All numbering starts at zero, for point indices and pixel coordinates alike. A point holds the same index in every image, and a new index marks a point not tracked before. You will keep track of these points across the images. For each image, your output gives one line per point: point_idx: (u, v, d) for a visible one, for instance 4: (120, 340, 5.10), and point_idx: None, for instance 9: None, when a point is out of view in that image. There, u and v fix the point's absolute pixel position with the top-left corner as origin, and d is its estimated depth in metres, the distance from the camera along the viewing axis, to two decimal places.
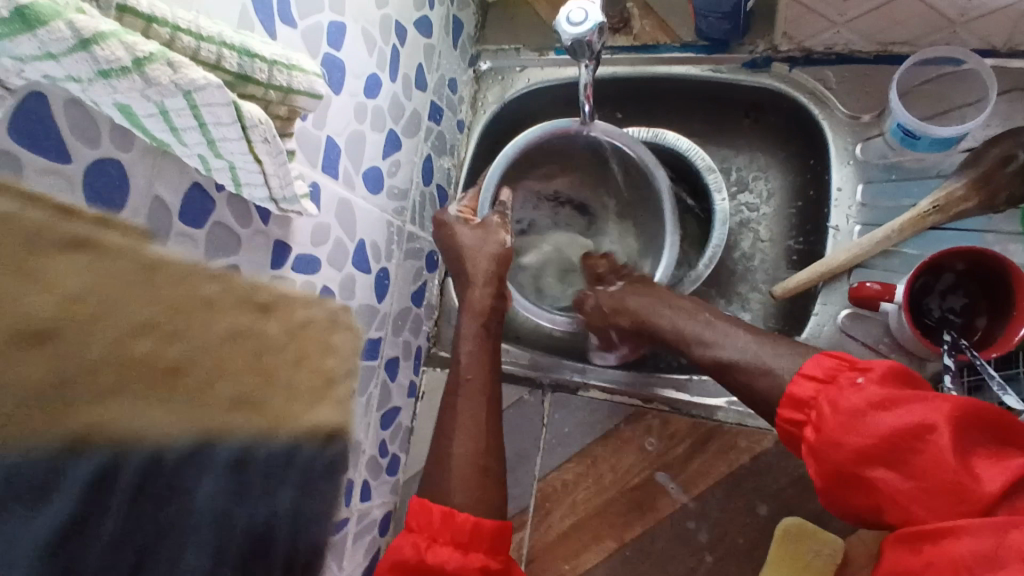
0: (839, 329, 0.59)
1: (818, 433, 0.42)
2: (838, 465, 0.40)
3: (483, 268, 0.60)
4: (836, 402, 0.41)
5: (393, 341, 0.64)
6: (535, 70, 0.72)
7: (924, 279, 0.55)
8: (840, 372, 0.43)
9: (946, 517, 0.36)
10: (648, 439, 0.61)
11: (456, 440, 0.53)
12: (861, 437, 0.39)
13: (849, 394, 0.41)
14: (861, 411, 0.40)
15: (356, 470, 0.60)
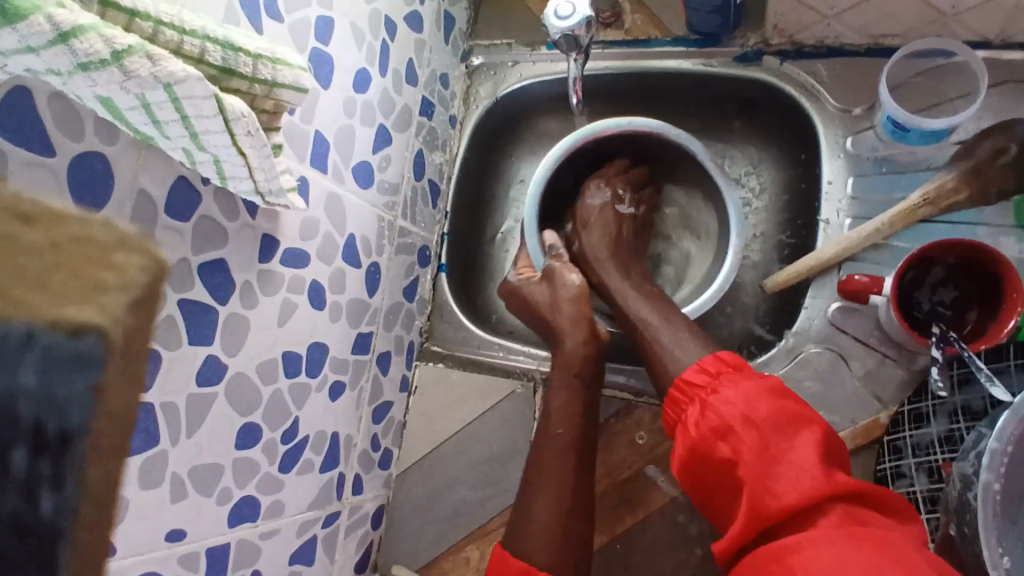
0: (829, 322, 0.59)
1: (703, 408, 0.46)
2: (723, 421, 0.44)
3: (566, 317, 0.60)
4: (715, 392, 0.46)
5: (385, 336, 0.64)
6: (528, 65, 0.73)
7: (915, 272, 0.55)
8: (738, 364, 0.48)
9: (789, 493, 0.40)
10: (639, 432, 0.61)
11: (538, 496, 0.52)
12: (736, 418, 0.44)
13: (733, 388, 0.45)
14: (739, 398, 0.44)
15: (347, 464, 0.60)
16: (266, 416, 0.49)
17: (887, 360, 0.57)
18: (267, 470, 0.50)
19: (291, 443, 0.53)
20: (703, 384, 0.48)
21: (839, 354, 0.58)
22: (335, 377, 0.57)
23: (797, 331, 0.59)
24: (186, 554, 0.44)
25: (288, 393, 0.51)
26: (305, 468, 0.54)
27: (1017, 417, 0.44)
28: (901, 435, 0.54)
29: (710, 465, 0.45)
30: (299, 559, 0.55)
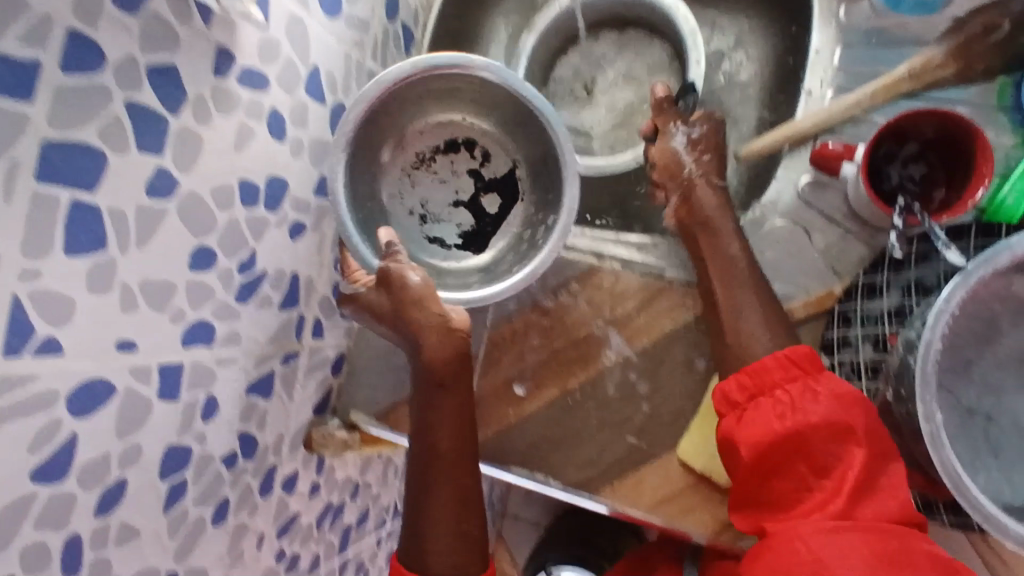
0: (799, 196, 0.59)
1: (785, 406, 0.48)
2: (824, 420, 0.47)
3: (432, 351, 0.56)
4: (818, 391, 0.49)
5: (350, 183, 0.63)
6: (492, 137, 0.73)
7: (889, 147, 0.55)
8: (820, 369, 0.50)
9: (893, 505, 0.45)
10: (598, 294, 0.62)
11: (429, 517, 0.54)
12: (818, 423, 0.47)
13: (834, 384, 0.48)
14: (844, 411, 0.47)
15: (307, 306, 0.60)
16: (222, 242, 0.49)
17: (849, 235, 0.57)
18: (223, 297, 0.50)
19: (249, 275, 0.52)
20: (777, 381, 0.50)
21: (803, 227, 0.58)
22: (296, 216, 0.56)
23: (766, 203, 0.59)
24: (139, 366, 0.44)
25: (246, 223, 0.50)
26: (263, 303, 0.54)
27: (967, 285, 0.43)
28: (851, 305, 0.55)
29: (782, 464, 0.48)
30: (256, 390, 0.56)
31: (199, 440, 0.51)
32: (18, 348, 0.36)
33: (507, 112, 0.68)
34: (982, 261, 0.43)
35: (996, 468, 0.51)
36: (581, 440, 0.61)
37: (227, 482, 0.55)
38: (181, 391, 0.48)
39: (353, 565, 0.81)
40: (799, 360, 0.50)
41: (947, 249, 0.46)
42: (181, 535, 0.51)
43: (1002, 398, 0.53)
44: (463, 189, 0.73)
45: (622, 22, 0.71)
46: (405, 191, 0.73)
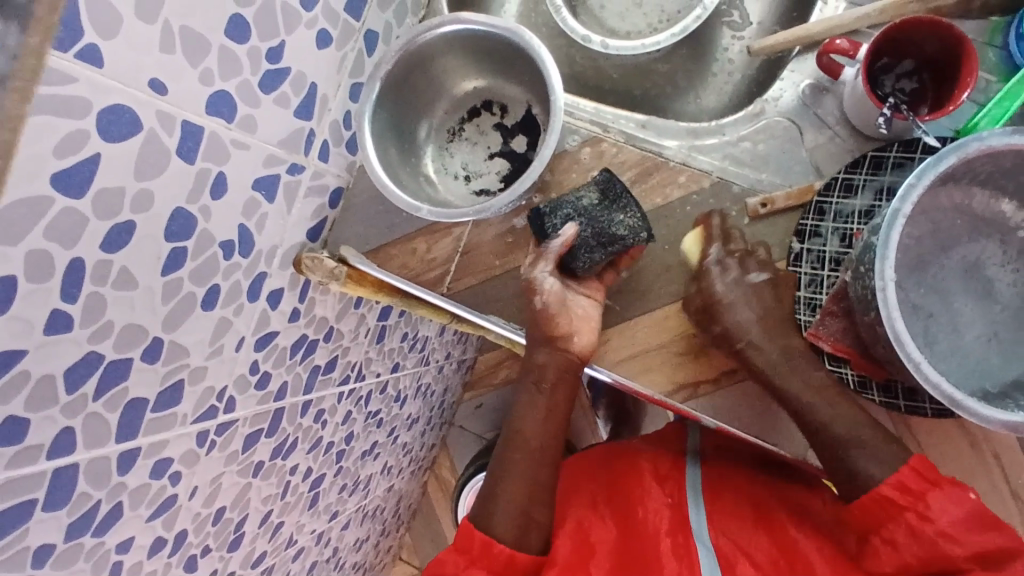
0: (799, 98, 0.63)
1: (887, 540, 0.52)
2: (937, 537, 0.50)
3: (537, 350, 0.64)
4: (926, 516, 0.50)
5: (377, 15, 0.64)
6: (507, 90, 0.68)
7: (888, 60, 0.59)
8: (940, 481, 0.51)
9: None
10: (596, 165, 0.65)
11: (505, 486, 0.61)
12: (927, 553, 0.50)
13: (944, 510, 0.50)
14: (957, 529, 0.49)
15: (319, 124, 0.62)
16: (257, 21, 0.50)
17: (836, 138, 0.62)
18: (248, 78, 0.52)
19: (275, 66, 0.54)
20: (882, 514, 0.53)
21: (796, 126, 0.63)
22: (325, 25, 0.58)
23: (769, 100, 0.64)
24: (165, 112, 0.46)
25: (280, 11, 0.52)
26: (281, 100, 0.56)
27: (938, 166, 0.49)
28: (829, 199, 0.59)
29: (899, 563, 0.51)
30: (262, 189, 0.58)
31: (204, 216, 0.53)
32: (67, 44, 0.38)
33: (495, 62, 0.64)
34: (955, 146, 0.49)
35: (932, 356, 0.57)
36: None
37: (220, 270, 0.57)
38: (197, 156, 0.50)
39: (314, 410, 0.82)
40: (905, 484, 0.52)
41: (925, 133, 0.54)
42: (173, 303, 0.53)
43: (947, 300, 0.59)
44: (494, 146, 0.68)
45: None
46: (446, 161, 0.68)
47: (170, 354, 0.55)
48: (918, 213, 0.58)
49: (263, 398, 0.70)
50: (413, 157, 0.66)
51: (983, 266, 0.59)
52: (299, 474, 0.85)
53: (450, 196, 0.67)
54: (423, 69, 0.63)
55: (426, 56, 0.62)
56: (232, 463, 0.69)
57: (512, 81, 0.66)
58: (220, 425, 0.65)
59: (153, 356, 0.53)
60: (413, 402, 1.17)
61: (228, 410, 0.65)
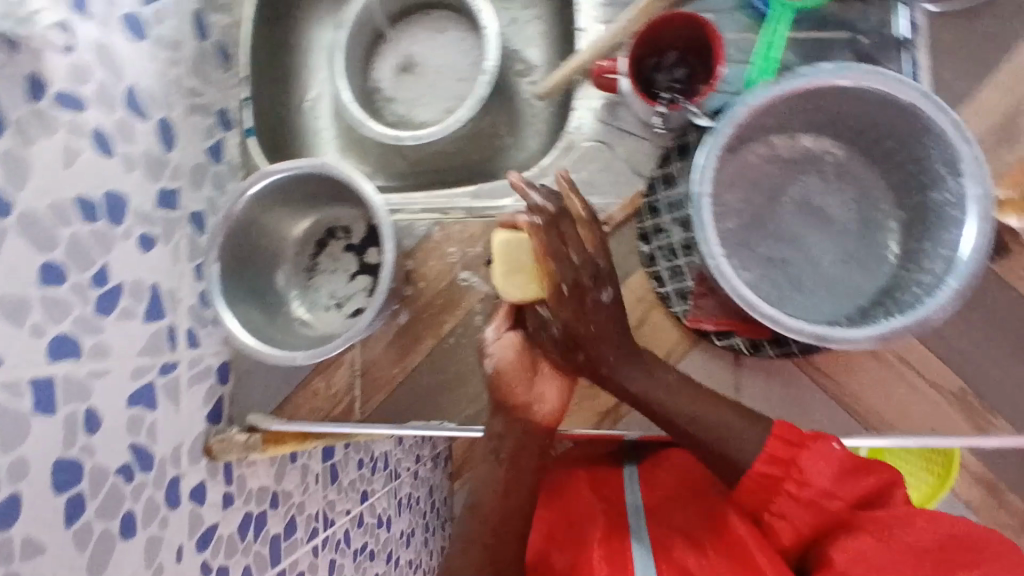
0: (599, 119, 0.67)
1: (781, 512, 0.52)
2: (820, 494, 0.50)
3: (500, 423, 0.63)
4: (804, 481, 0.51)
5: (193, 195, 0.66)
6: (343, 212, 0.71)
7: (654, 59, 0.64)
8: (801, 448, 0.51)
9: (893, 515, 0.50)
10: (449, 246, 0.68)
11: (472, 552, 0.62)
12: (817, 513, 0.51)
13: (817, 470, 0.50)
14: (832, 485, 0.50)
15: (175, 317, 0.63)
16: (69, 257, 0.52)
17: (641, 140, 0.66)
18: (82, 311, 0.53)
19: (105, 288, 0.55)
20: (766, 487, 0.52)
21: (604, 143, 0.67)
22: (142, 229, 0.59)
23: (572, 132, 0.67)
24: (7, 381, 0.46)
25: (90, 237, 0.54)
26: (126, 315, 0.57)
27: (718, 141, 0.53)
28: (656, 196, 0.63)
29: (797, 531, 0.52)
30: (139, 401, 0.58)
31: (88, 454, 0.52)
32: None
33: (320, 195, 0.67)
34: (726, 118, 0.53)
35: (804, 295, 0.60)
36: (463, 375, 0.67)
37: (128, 495, 0.56)
38: (56, 404, 0.50)
39: None
40: (778, 452, 0.52)
41: (697, 116, 0.58)
42: (91, 549, 0.52)
43: (797, 242, 0.61)
44: (351, 266, 0.70)
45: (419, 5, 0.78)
46: (313, 298, 0.70)
47: None
48: (736, 177, 0.62)
49: None
50: (277, 307, 0.67)
51: (813, 200, 0.62)
52: None
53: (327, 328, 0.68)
54: (256, 225, 0.65)
55: (253, 214, 0.63)
56: None
57: (344, 204, 0.69)
58: None
59: None
60: (400, 518, 1.15)
61: None
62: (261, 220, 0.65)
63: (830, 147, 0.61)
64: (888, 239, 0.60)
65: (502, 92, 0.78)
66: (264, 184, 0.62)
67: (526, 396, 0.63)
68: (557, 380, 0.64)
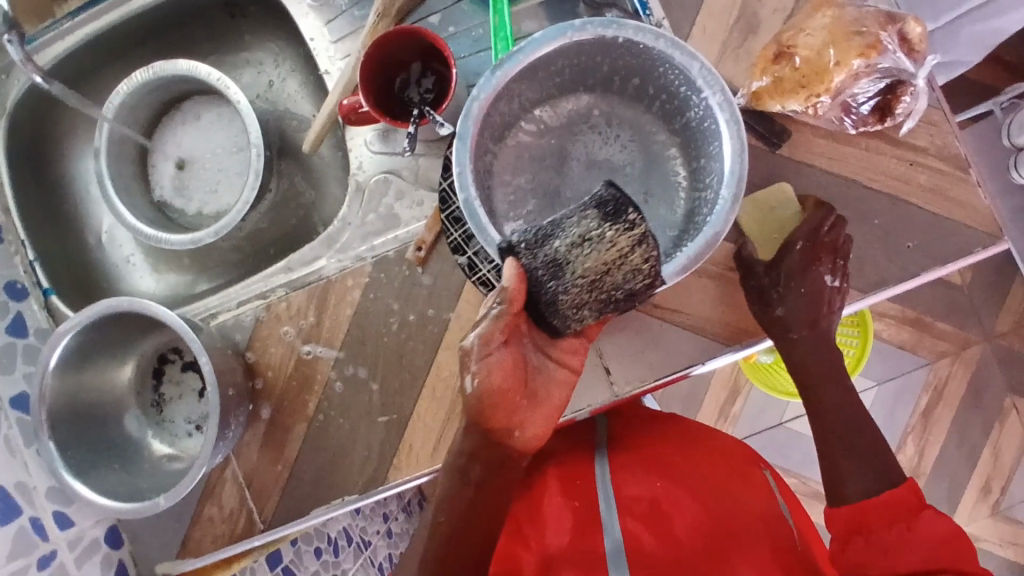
0: (375, 152, 0.68)
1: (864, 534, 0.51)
2: (878, 513, 0.52)
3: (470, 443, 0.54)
4: (911, 526, 0.49)
5: (8, 380, 0.63)
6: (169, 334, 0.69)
7: (400, 77, 0.63)
8: (911, 504, 0.51)
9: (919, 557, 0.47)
10: (283, 326, 0.66)
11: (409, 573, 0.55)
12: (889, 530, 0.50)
13: (929, 521, 0.49)
14: (928, 538, 0.48)
15: (33, 507, 0.61)
16: None
17: (421, 157, 0.67)
18: None
19: None
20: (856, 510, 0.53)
21: (389, 172, 0.67)
22: None
23: (356, 173, 0.68)
24: None
25: None
26: None
27: (464, 144, 0.53)
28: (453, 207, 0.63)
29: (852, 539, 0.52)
30: None
31: None
32: None
33: (133, 330, 0.64)
34: (463, 120, 0.53)
35: None
36: (347, 446, 0.65)
37: None
38: None
39: None
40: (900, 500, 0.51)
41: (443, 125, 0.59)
42: None
43: None
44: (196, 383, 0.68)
45: (171, 102, 0.76)
46: (170, 430, 0.68)
47: None
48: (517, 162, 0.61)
49: None
50: (135, 455, 0.65)
51: (596, 157, 0.62)
52: None
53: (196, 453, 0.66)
54: (81, 386, 0.62)
55: (69, 379, 0.61)
56: None
57: (163, 328, 0.67)
58: None
59: None
60: None
61: None
62: (81, 381, 0.62)
63: (591, 103, 0.62)
64: (675, 167, 0.61)
65: (290, 155, 0.77)
66: (65, 348, 0.59)
67: (507, 422, 0.53)
68: (546, 406, 0.55)
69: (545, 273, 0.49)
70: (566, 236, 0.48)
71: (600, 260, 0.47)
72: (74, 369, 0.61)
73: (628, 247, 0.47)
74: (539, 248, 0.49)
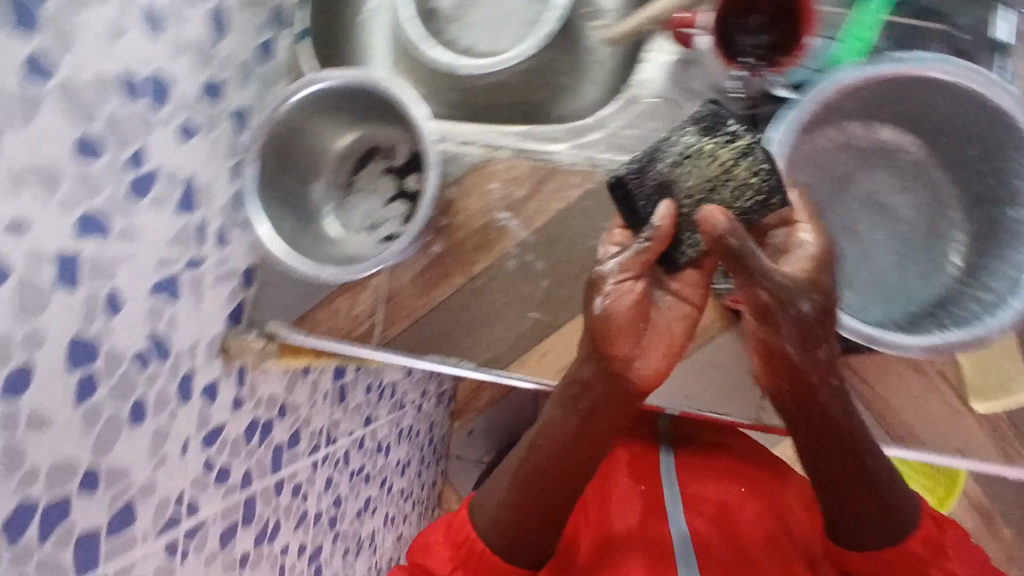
0: (666, 74, 0.64)
1: None
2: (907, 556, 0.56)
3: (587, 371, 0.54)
4: None
5: (240, 91, 0.64)
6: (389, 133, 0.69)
7: (736, 19, 0.58)
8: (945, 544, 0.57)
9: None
10: (492, 183, 0.66)
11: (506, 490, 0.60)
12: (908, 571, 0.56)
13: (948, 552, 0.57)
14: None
15: (207, 212, 0.62)
16: (107, 135, 0.50)
17: (711, 104, 0.62)
18: (114, 193, 0.51)
19: (142, 171, 0.54)
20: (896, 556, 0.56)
21: (669, 101, 0.64)
22: (185, 117, 0.57)
23: (638, 83, 0.65)
24: (32, 250, 0.45)
25: (130, 117, 0.51)
26: (158, 203, 0.56)
27: (801, 115, 0.52)
28: None
29: None
30: (164, 291, 0.58)
31: (105, 335, 0.52)
32: None
33: (368, 111, 0.65)
34: (813, 94, 0.52)
35: (850, 292, 0.57)
36: (489, 319, 0.66)
37: (141, 382, 0.57)
38: (80, 281, 0.49)
39: (289, 486, 0.82)
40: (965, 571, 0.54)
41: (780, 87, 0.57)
42: (98, 430, 0.53)
43: (850, 236, 0.59)
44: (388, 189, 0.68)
45: None
46: (345, 218, 0.69)
47: (109, 478, 0.54)
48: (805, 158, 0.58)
49: (228, 491, 0.70)
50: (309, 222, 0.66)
51: (880, 197, 0.60)
52: (291, 552, 0.84)
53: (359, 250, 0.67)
54: (300, 134, 0.64)
55: (298, 121, 0.62)
56: (213, 562, 0.69)
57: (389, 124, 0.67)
58: (188, 529, 0.64)
59: (93, 485, 0.53)
60: (397, 447, 1.16)
61: (191, 513, 0.65)
62: (304, 129, 0.64)
63: (908, 143, 0.59)
64: (950, 250, 0.57)
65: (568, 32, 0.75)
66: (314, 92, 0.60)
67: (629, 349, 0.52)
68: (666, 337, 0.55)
69: (651, 196, 0.54)
70: (670, 156, 0.54)
71: (703, 174, 0.53)
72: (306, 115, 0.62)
73: (731, 159, 0.52)
74: (647, 174, 0.55)
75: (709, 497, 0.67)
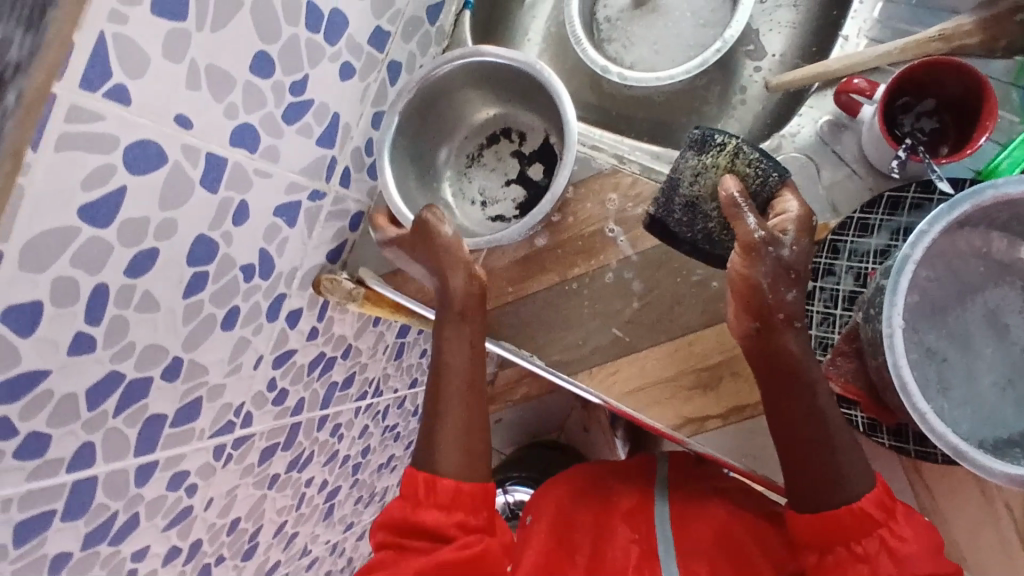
0: (817, 134, 0.63)
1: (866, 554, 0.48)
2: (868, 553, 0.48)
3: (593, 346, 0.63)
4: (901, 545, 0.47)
5: (401, 45, 0.66)
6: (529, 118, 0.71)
7: (908, 99, 0.58)
8: (871, 539, 0.48)
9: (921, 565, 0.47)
10: (611, 195, 0.66)
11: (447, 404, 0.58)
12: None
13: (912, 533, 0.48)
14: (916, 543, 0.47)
15: (340, 151, 0.64)
16: (281, 56, 0.52)
17: (855, 175, 0.61)
18: (271, 112, 0.54)
19: (298, 98, 0.56)
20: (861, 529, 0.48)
21: (813, 161, 0.63)
22: (348, 57, 0.59)
23: (787, 136, 0.64)
24: (189, 145, 0.47)
25: (304, 45, 0.54)
26: (303, 131, 0.58)
27: (952, 212, 0.48)
28: (843, 238, 0.59)
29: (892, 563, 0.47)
30: (283, 214, 0.60)
31: (225, 241, 0.55)
32: (96, 82, 0.39)
33: (517, 92, 0.68)
34: (970, 193, 0.48)
35: (947, 403, 0.54)
36: (569, 324, 0.66)
37: (241, 292, 0.59)
38: (220, 185, 0.52)
39: (331, 425, 0.84)
40: (879, 506, 0.49)
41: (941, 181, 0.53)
42: (194, 325, 0.55)
43: (965, 345, 0.56)
44: (509, 171, 0.71)
45: None
46: (464, 186, 0.72)
47: (189, 373, 0.57)
48: (938, 257, 0.56)
49: (280, 414, 0.73)
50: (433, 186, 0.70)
51: (1002, 314, 0.56)
52: (314, 486, 0.87)
53: (467, 220, 0.71)
54: (453, 95, 0.67)
55: (450, 83, 0.65)
56: (248, 475, 0.71)
57: (531, 109, 0.69)
58: (237, 439, 0.67)
59: (173, 375, 0.56)
60: None
61: (245, 425, 0.68)
62: (454, 93, 0.67)
63: None
64: None
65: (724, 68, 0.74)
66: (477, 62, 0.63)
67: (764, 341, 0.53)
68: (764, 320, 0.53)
69: (685, 214, 0.59)
70: (683, 180, 0.59)
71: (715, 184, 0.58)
72: (462, 78, 0.66)
73: (727, 161, 0.58)
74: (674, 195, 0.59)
75: (703, 520, 0.64)
